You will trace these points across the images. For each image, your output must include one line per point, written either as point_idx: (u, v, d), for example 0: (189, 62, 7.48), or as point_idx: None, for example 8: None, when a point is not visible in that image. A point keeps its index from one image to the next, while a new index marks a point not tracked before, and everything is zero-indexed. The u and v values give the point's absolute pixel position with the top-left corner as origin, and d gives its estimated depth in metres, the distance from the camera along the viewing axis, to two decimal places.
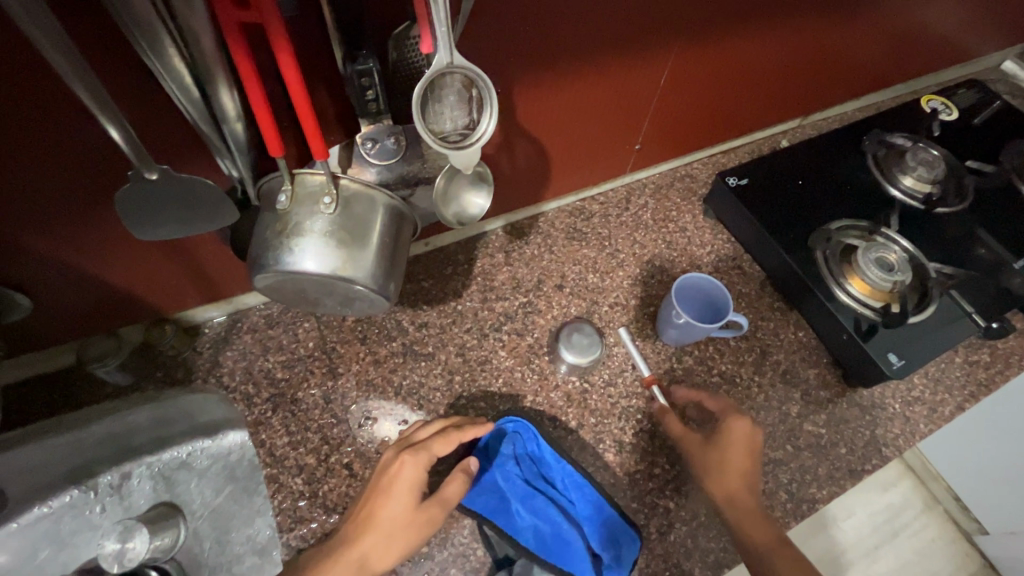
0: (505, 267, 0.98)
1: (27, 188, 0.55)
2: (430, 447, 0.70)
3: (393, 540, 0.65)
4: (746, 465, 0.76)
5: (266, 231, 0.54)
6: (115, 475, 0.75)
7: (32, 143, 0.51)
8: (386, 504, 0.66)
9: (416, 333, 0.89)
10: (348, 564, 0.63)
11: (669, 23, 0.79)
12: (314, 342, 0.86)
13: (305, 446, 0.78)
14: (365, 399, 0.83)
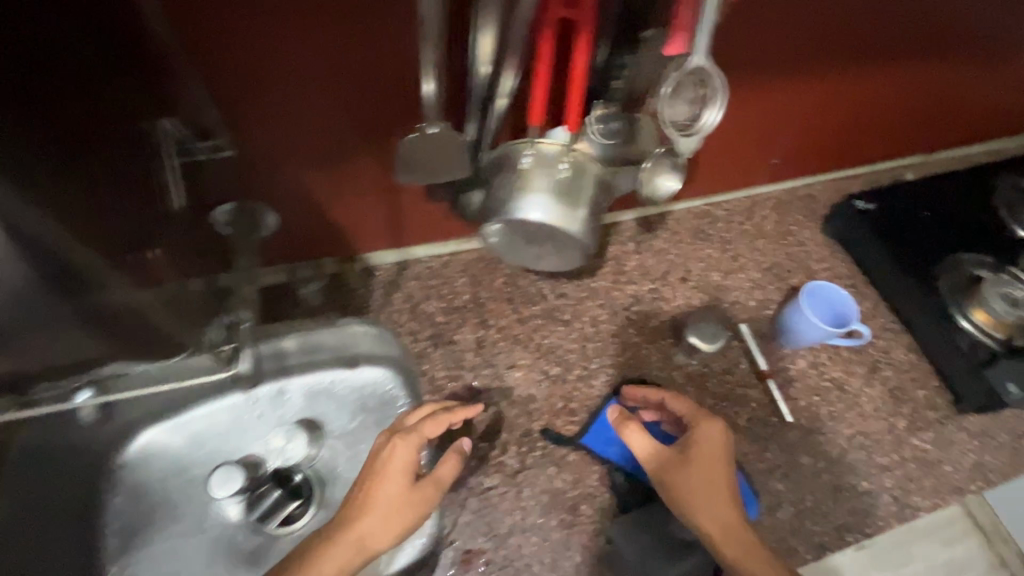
0: (635, 255, 1.07)
1: (328, 125, 0.69)
2: (421, 429, 0.73)
3: (390, 519, 0.67)
4: (719, 479, 0.70)
5: (501, 185, 0.65)
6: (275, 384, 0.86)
7: (343, 89, 0.66)
8: (382, 485, 0.68)
9: (555, 300, 1.00)
10: (347, 546, 0.65)
11: (815, 49, 0.90)
12: (468, 296, 0.98)
13: (459, 380, 0.91)
14: (510, 350, 0.94)
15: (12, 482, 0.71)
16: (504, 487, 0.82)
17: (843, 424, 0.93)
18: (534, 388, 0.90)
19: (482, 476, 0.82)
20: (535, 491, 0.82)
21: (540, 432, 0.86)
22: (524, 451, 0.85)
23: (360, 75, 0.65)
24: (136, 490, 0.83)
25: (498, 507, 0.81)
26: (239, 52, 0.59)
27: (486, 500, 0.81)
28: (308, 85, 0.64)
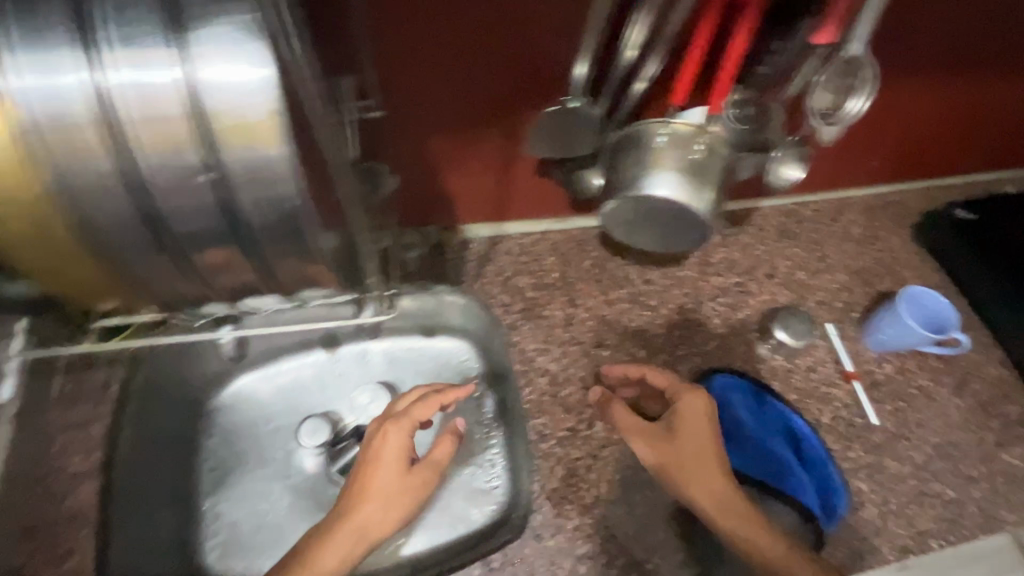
0: (721, 248, 1.07)
1: (472, 99, 0.75)
2: (412, 413, 0.78)
3: (390, 504, 0.73)
4: (704, 465, 0.72)
5: (629, 161, 0.67)
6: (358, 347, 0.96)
7: (492, 57, 0.70)
8: (378, 473, 0.74)
9: (641, 286, 1.01)
10: (352, 531, 0.70)
11: (936, 48, 0.88)
12: (557, 274, 1.01)
13: (548, 354, 0.93)
14: (598, 330, 0.96)
15: (147, 402, 0.83)
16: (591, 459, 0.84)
17: (930, 431, 0.92)
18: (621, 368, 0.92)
19: (570, 447, 0.85)
20: (622, 467, 0.84)
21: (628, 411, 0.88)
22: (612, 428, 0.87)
23: (511, 52, 0.70)
24: (229, 436, 0.91)
25: (586, 479, 0.83)
26: (417, 18, 0.64)
27: (573, 470, 0.84)
28: (466, 57, 0.69)
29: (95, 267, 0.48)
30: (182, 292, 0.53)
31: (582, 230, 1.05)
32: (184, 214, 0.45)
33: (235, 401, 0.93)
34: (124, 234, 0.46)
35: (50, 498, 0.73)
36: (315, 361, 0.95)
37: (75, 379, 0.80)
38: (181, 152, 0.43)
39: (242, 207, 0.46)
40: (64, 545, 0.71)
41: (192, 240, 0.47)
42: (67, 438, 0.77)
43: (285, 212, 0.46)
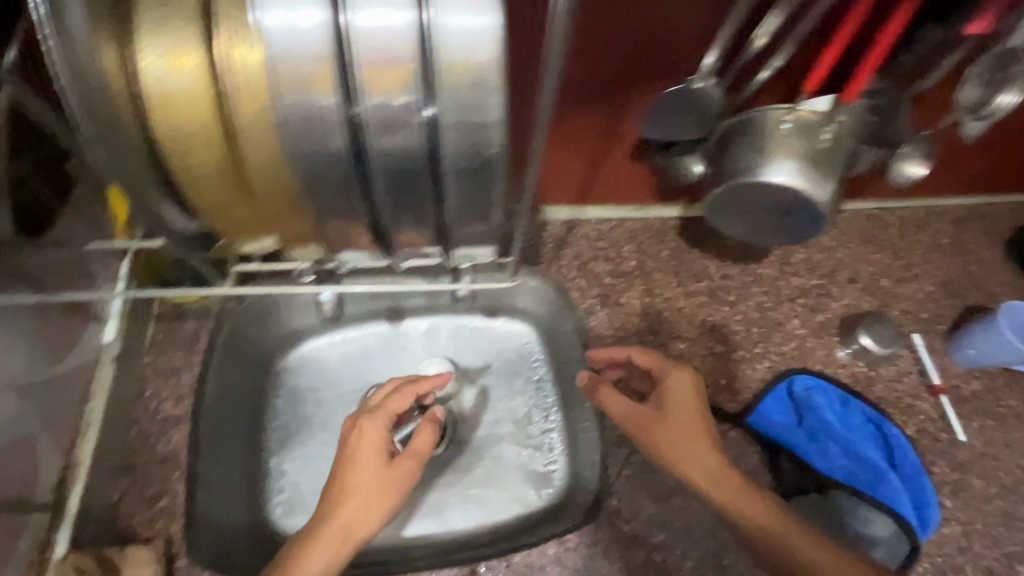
0: (803, 248, 1.04)
1: (595, 71, 0.73)
2: (387, 405, 0.73)
3: (372, 502, 0.68)
4: (694, 444, 0.73)
5: (749, 146, 0.66)
6: (423, 320, 0.94)
7: (617, 34, 0.69)
8: (356, 471, 0.69)
9: (720, 280, 0.99)
10: (334, 535, 0.66)
11: None
12: (635, 262, 1.00)
13: (624, 341, 0.92)
14: (674, 322, 0.94)
15: (237, 355, 0.83)
16: None
17: (1018, 454, 0.88)
18: (699, 361, 0.91)
19: None
20: None
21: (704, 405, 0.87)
22: None
23: (638, 30, 0.68)
24: (295, 395, 0.86)
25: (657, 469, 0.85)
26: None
27: None
28: (600, 28, 0.68)
29: (288, 199, 0.45)
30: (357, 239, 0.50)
31: (661, 219, 1.03)
32: (392, 151, 0.43)
33: (297, 363, 0.88)
34: (327, 168, 0.43)
35: (145, 438, 0.76)
36: (378, 331, 0.92)
37: (169, 327, 0.82)
38: (402, 89, 0.41)
39: (447, 150, 0.43)
40: (156, 486, 0.73)
41: (392, 182, 0.45)
42: (161, 384, 0.79)
43: (487, 158, 0.44)
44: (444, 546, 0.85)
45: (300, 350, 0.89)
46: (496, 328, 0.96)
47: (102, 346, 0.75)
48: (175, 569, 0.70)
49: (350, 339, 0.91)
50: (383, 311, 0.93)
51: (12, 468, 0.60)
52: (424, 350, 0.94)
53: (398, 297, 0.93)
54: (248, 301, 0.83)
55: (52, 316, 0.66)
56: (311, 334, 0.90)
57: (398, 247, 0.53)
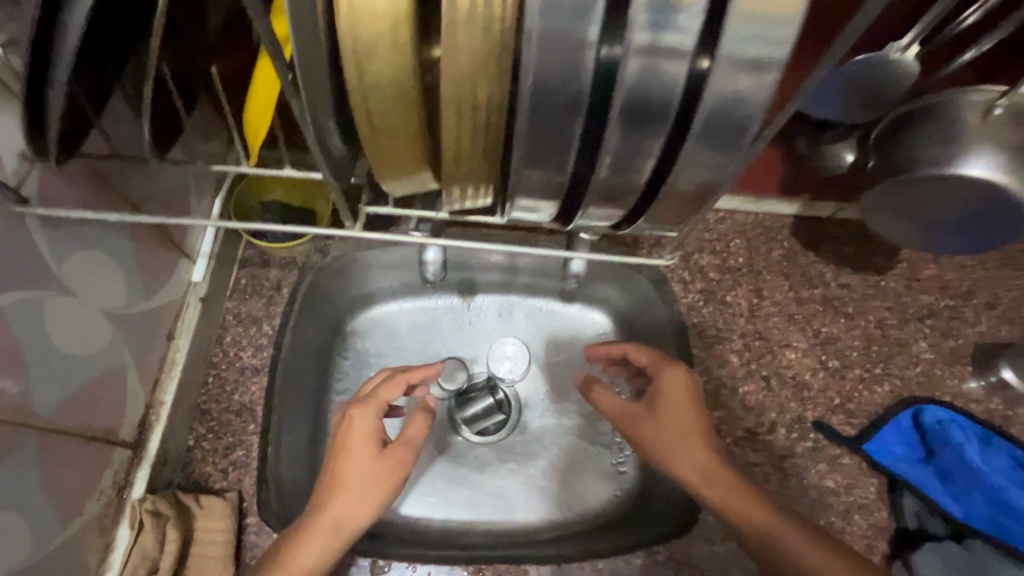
0: (934, 264, 0.91)
1: None
2: (379, 393, 0.66)
3: (365, 496, 0.60)
4: (690, 445, 0.63)
5: (947, 133, 0.57)
6: (498, 299, 0.92)
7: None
8: (349, 461, 0.62)
9: (837, 289, 0.89)
10: (325, 529, 0.59)
11: None
12: (742, 259, 0.90)
13: (729, 344, 0.83)
14: (785, 329, 0.85)
15: (320, 311, 0.81)
16: (771, 467, 0.75)
17: None
18: (810, 375, 0.81)
19: (749, 450, 0.76)
20: (804, 483, 0.75)
21: (815, 424, 0.78)
22: (797, 438, 0.77)
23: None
24: (362, 360, 0.85)
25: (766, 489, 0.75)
26: None
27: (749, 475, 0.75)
28: None
29: (483, 133, 0.37)
30: (548, 197, 0.41)
31: (774, 215, 0.93)
32: (639, 86, 0.34)
33: (368, 326, 0.87)
34: (560, 101, 0.33)
35: (223, 385, 0.71)
36: (449, 304, 0.90)
37: (253, 273, 0.78)
38: (685, 7, 0.31)
39: (709, 99, 0.34)
40: (232, 437, 0.69)
41: (624, 127, 0.36)
42: (242, 331, 0.75)
43: (747, 120, 0.35)
44: (501, 535, 0.81)
45: (374, 314, 0.87)
46: (572, 314, 0.92)
47: (191, 284, 0.72)
48: (245, 526, 0.65)
49: (424, 308, 0.89)
50: (453, 286, 0.89)
51: (102, 396, 0.57)
52: (499, 328, 0.91)
53: (476, 271, 0.89)
54: (332, 256, 0.79)
55: (149, 242, 0.63)
56: (384, 299, 0.87)
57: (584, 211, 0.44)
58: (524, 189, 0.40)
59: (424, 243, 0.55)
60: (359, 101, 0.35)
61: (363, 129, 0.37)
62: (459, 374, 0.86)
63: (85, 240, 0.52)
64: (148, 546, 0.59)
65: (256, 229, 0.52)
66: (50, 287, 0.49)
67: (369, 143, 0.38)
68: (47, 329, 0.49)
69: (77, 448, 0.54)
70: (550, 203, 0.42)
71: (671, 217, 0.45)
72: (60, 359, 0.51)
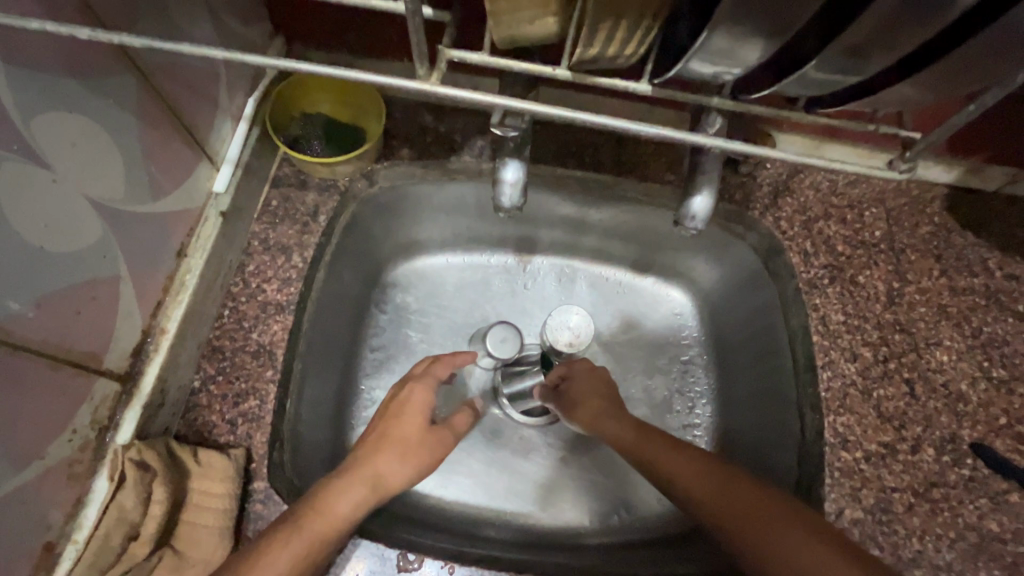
0: None
1: None
2: (431, 369, 0.57)
3: (408, 460, 0.51)
4: (601, 412, 0.61)
5: None
6: (563, 263, 0.77)
7: None
8: (398, 423, 0.52)
9: (1004, 281, 0.69)
10: (362, 483, 0.48)
11: None
12: (880, 233, 0.71)
13: (862, 335, 0.65)
14: (936, 324, 0.66)
15: (360, 252, 0.67)
16: (913, 496, 0.58)
17: None
18: (968, 385, 0.63)
19: (883, 471, 0.59)
20: (959, 522, 0.58)
21: (973, 447, 0.60)
22: (950, 463, 0.60)
23: None
24: (401, 316, 0.72)
25: (906, 523, 0.58)
26: None
27: (884, 503, 0.58)
28: None
29: None
30: (773, 29, 0.25)
31: (922, 183, 0.74)
32: None
33: (409, 278, 0.74)
34: None
35: (240, 320, 0.58)
36: (504, 263, 0.76)
37: (288, 195, 0.63)
38: None
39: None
40: (244, 384, 0.55)
41: None
42: (268, 261, 0.60)
43: None
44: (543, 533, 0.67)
45: (415, 265, 0.74)
46: (650, 289, 0.78)
47: (212, 195, 0.60)
48: (250, 494, 0.52)
49: (477, 266, 0.76)
50: (512, 237, 0.75)
51: (83, 312, 0.45)
52: (562, 296, 0.77)
53: (542, 222, 0.73)
54: (379, 184, 0.62)
55: (161, 129, 0.50)
56: (433, 249, 0.74)
57: (819, 64, 0.29)
58: (742, 9, 0.25)
59: (538, 113, 0.39)
60: None
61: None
62: (511, 343, 0.68)
63: (64, 101, 0.40)
64: (128, 507, 0.47)
65: (290, 70, 0.37)
66: (11, 148, 0.36)
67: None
68: (4, 204, 0.36)
69: (43, 375, 0.42)
70: (756, 48, 0.27)
71: (936, 86, 0.31)
72: (26, 255, 0.39)
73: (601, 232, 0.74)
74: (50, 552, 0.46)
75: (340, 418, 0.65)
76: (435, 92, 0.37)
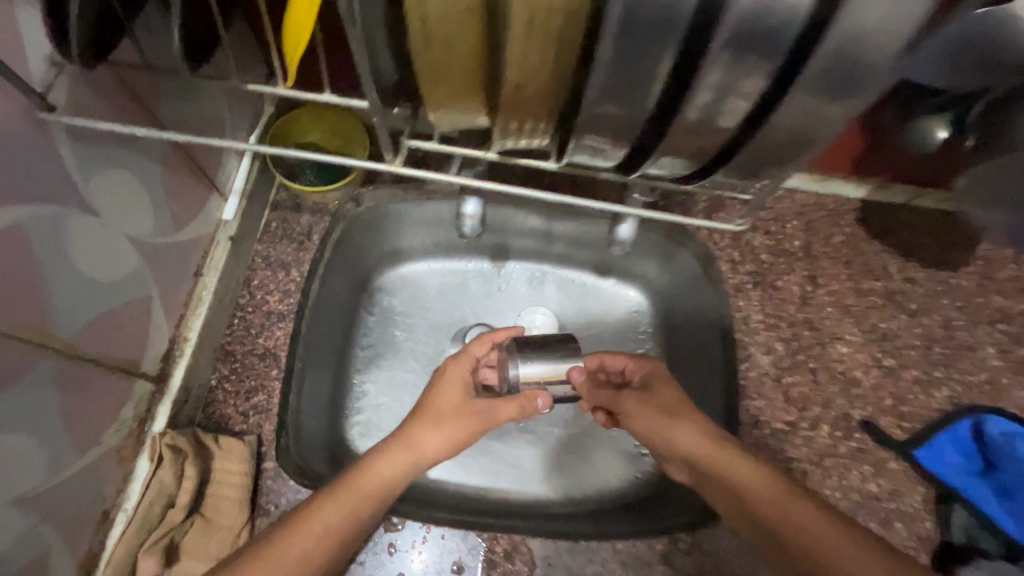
0: (1013, 264, 0.81)
1: None
2: (470, 347, 0.63)
3: (444, 430, 0.57)
4: (675, 418, 0.58)
5: None
6: (533, 266, 0.86)
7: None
8: (439, 395, 0.59)
9: (903, 283, 0.81)
10: (406, 452, 0.55)
11: None
12: (800, 242, 0.83)
13: (777, 331, 0.77)
14: (840, 321, 0.79)
15: (351, 263, 0.77)
16: (809, 464, 0.71)
17: None
18: (862, 372, 0.76)
19: (786, 444, 0.72)
20: (845, 485, 0.70)
21: (862, 423, 0.73)
22: (841, 437, 0.72)
23: None
24: (387, 318, 0.82)
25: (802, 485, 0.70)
26: None
27: (785, 470, 0.71)
28: None
29: (553, 56, 0.33)
30: (623, 137, 0.37)
31: (838, 198, 0.85)
32: (756, 10, 0.28)
33: (395, 284, 0.83)
34: (655, 19, 0.28)
35: (248, 328, 0.69)
36: (480, 269, 0.85)
37: (285, 217, 0.74)
38: None
39: (837, 23, 0.28)
40: (254, 381, 0.67)
41: (729, 64, 0.31)
42: (270, 276, 0.72)
43: (875, 61, 0.29)
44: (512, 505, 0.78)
45: (400, 273, 0.83)
46: (611, 288, 0.86)
47: (221, 222, 0.69)
48: (263, 471, 0.64)
49: (457, 272, 0.85)
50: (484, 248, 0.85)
51: (124, 326, 0.55)
52: (531, 297, 0.85)
53: (509, 234, 0.83)
54: (365, 207, 0.74)
55: (181, 171, 0.60)
56: (414, 258, 0.83)
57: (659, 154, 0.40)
58: (595, 127, 0.36)
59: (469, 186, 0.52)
60: (416, 8, 0.30)
61: (420, 40, 0.32)
62: None
63: (111, 160, 0.50)
64: (166, 482, 0.58)
65: (287, 158, 0.50)
66: (72, 205, 0.47)
67: (425, 61, 0.34)
68: (67, 246, 0.47)
69: (97, 380, 0.53)
70: (617, 146, 0.38)
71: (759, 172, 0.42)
72: (82, 283, 0.49)
73: (563, 242, 0.84)
74: (106, 517, 0.58)
75: (335, 408, 0.76)
76: (397, 172, 0.49)
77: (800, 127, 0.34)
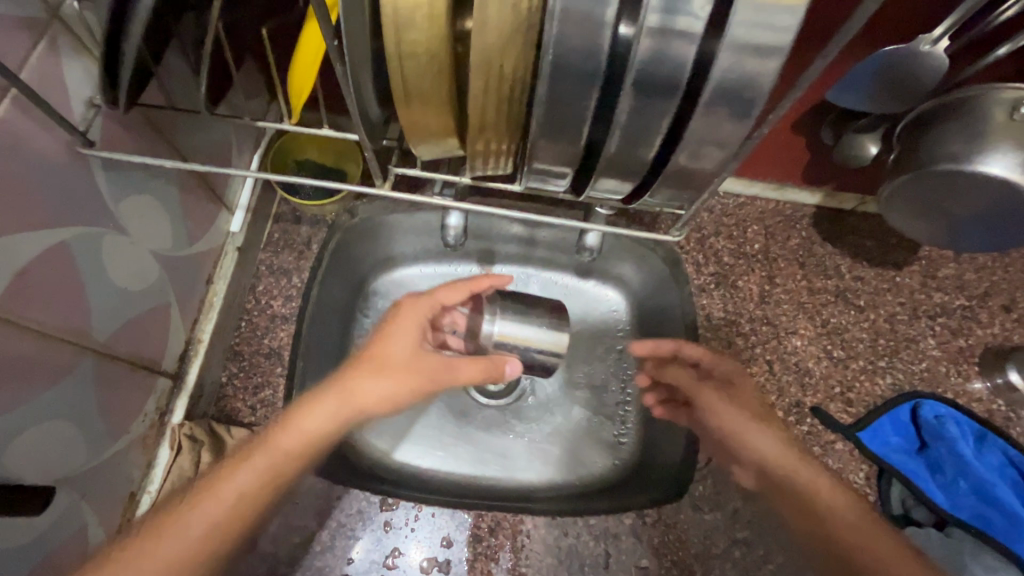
0: (953, 263, 0.89)
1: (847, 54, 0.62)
2: (434, 293, 0.63)
3: (385, 378, 0.56)
4: (761, 430, 0.66)
5: (951, 142, 0.59)
6: (516, 271, 0.94)
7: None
8: (389, 340, 0.58)
9: (852, 281, 0.89)
10: (339, 404, 0.55)
11: None
12: (759, 245, 0.90)
13: (737, 327, 0.85)
14: (795, 316, 0.86)
15: (347, 268, 0.84)
16: None
17: None
18: (813, 362, 0.83)
19: None
20: None
21: (812, 409, 0.81)
22: (793, 421, 0.80)
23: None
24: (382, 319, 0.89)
25: None
26: None
27: None
28: None
29: (505, 102, 0.40)
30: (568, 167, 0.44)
31: (794, 204, 0.92)
32: (656, 68, 0.36)
33: (389, 288, 0.90)
34: (580, 78, 0.36)
35: (254, 330, 0.77)
36: (468, 272, 0.92)
37: (286, 228, 0.82)
38: None
39: (718, 78, 0.36)
40: (261, 377, 0.74)
41: (643, 110, 0.39)
42: (274, 282, 0.79)
43: (752, 104, 0.36)
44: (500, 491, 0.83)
45: (393, 277, 0.90)
46: (588, 290, 0.93)
47: (229, 234, 0.76)
48: None
49: (446, 275, 0.92)
50: (471, 254, 0.92)
51: (148, 329, 0.63)
52: None
53: (494, 240, 0.90)
54: (359, 218, 0.81)
55: (196, 192, 0.68)
56: (407, 263, 0.90)
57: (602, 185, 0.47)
58: (545, 158, 0.43)
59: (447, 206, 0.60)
60: (395, 67, 0.38)
61: (398, 92, 0.40)
62: None
63: (137, 186, 0.57)
64: (186, 466, 0.66)
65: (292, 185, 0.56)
66: (107, 225, 0.54)
67: (404, 109, 0.41)
68: (103, 261, 0.54)
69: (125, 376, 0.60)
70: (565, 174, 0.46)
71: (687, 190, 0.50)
72: (115, 295, 0.56)
73: (544, 248, 0.91)
74: (133, 498, 0.65)
75: None
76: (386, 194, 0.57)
77: (708, 154, 0.41)
